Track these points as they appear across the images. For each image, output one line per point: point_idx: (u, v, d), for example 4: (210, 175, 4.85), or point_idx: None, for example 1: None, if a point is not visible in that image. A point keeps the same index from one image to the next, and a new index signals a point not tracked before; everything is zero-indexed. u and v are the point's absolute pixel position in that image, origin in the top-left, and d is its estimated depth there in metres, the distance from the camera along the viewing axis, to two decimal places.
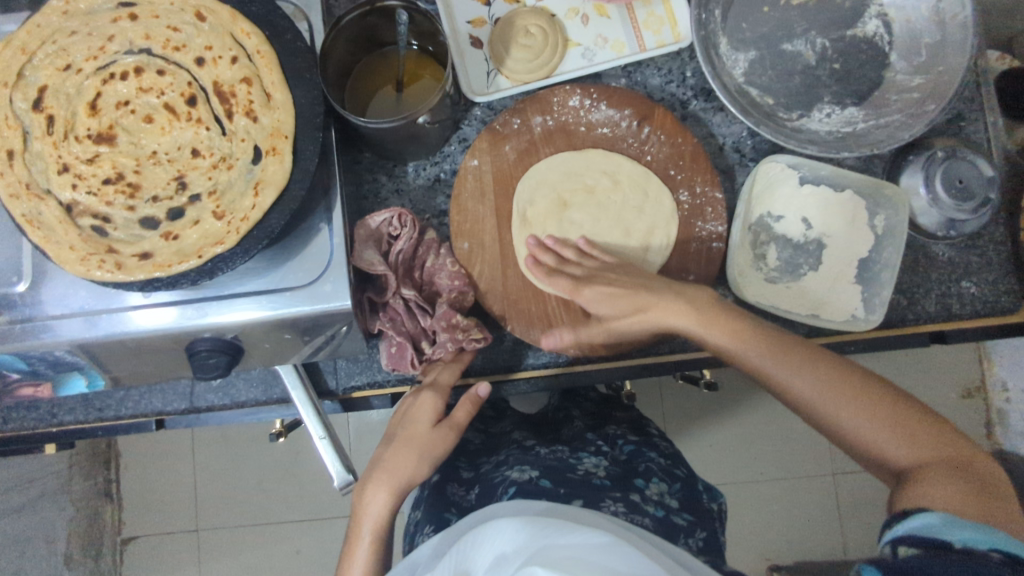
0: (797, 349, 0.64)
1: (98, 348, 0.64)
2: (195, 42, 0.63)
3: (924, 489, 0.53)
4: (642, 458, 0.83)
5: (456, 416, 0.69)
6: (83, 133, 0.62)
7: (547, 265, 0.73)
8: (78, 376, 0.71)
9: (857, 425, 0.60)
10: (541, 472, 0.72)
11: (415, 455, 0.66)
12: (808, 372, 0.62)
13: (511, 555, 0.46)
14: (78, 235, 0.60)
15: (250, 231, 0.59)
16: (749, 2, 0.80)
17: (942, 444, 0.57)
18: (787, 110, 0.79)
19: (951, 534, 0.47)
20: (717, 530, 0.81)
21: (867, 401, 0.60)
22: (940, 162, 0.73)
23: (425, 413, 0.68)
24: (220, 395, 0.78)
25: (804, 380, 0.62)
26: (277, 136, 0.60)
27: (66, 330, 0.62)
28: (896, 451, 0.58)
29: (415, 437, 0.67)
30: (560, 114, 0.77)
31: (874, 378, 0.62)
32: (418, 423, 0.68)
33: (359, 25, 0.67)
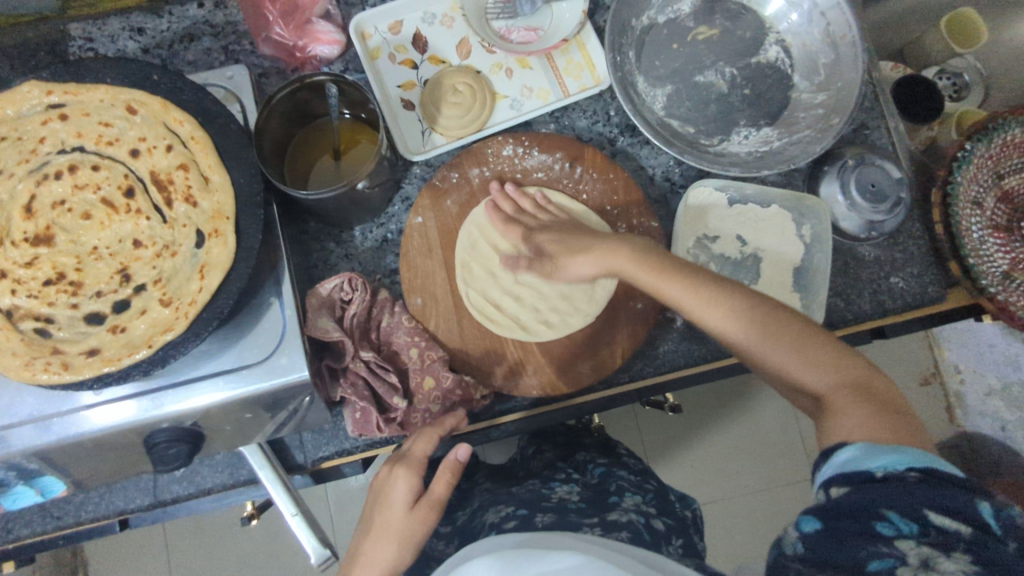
0: (712, 283, 0.63)
1: (52, 452, 0.63)
2: (128, 135, 0.64)
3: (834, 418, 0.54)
4: (614, 476, 0.85)
5: (432, 491, 0.66)
6: (18, 236, 0.61)
7: (505, 212, 0.78)
8: (28, 487, 0.68)
9: (769, 356, 0.59)
10: (518, 507, 0.72)
11: (392, 544, 0.64)
12: (720, 307, 0.61)
13: None
14: (20, 340, 0.59)
15: (199, 315, 0.59)
16: (658, 42, 0.86)
17: (850, 368, 0.58)
18: (708, 137, 0.84)
19: (870, 462, 0.48)
20: (696, 538, 0.82)
21: (777, 332, 0.59)
22: (852, 169, 0.78)
23: (398, 496, 0.65)
24: (185, 484, 0.75)
25: (718, 316, 0.61)
26: (218, 218, 0.61)
27: (15, 440, 0.60)
28: (810, 380, 0.58)
29: (391, 524, 0.64)
30: (495, 164, 0.81)
31: (784, 308, 0.61)
32: (392, 509, 0.65)
33: (291, 101, 0.69)
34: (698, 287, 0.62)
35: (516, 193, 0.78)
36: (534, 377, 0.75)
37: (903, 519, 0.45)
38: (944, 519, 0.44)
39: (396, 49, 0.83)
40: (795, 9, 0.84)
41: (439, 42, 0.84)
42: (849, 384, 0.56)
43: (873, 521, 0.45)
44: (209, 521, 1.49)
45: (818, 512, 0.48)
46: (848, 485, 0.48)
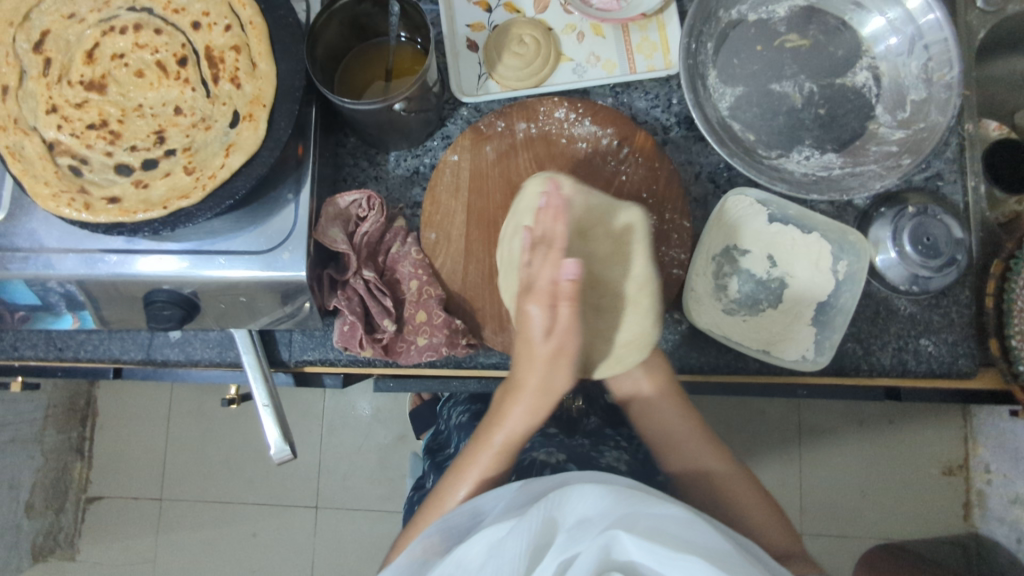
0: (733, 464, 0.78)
1: (58, 286, 0.67)
2: (195, 7, 0.66)
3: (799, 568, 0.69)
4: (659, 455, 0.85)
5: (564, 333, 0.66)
6: (75, 78, 0.65)
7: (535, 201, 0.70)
8: (70, 317, 0.73)
9: (742, 505, 0.75)
10: (568, 458, 0.77)
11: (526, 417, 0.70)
12: (716, 462, 0.78)
13: (596, 519, 0.55)
14: (54, 172, 0.62)
15: (216, 190, 0.61)
16: (743, 39, 0.82)
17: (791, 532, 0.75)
18: (767, 148, 0.80)
19: None
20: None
21: (758, 497, 0.76)
22: (911, 217, 0.73)
23: (533, 323, 0.66)
24: (176, 351, 0.78)
25: (715, 466, 0.78)
26: (255, 103, 0.63)
27: (31, 264, 0.65)
28: (752, 505, 0.75)
29: (519, 404, 0.68)
30: (544, 124, 0.77)
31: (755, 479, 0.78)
32: (514, 397, 0.69)
33: (354, 10, 0.69)
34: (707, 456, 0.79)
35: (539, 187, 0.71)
36: None
37: None
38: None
39: None
40: (897, 34, 0.79)
41: None
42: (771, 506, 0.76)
43: None
44: (211, 407, 1.58)
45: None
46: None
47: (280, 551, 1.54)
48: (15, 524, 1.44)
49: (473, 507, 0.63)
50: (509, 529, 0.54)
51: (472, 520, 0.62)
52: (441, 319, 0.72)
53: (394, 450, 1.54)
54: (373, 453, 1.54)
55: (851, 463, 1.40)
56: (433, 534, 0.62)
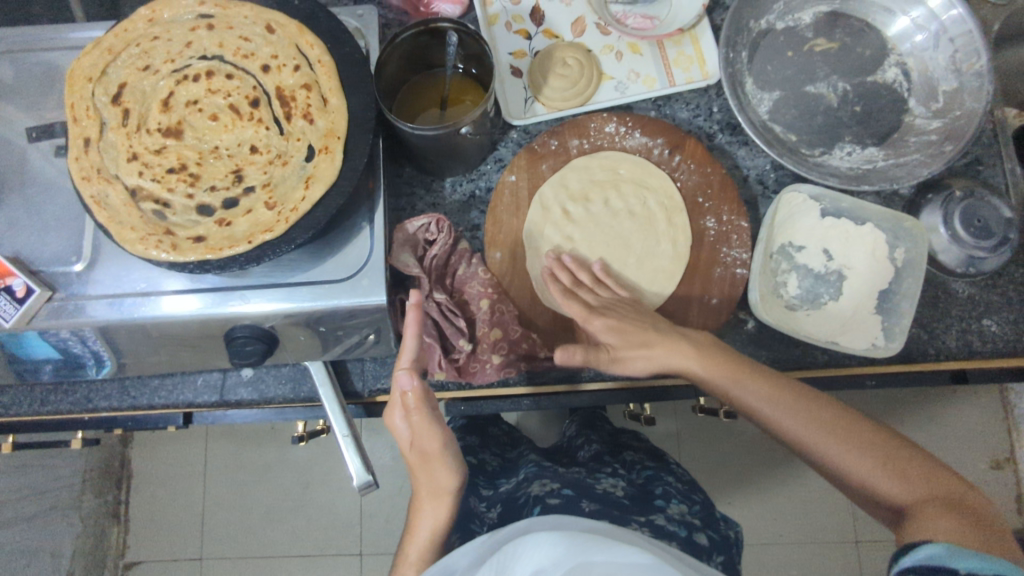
0: (822, 407, 0.66)
1: (119, 332, 0.67)
2: (263, 51, 0.69)
3: (922, 524, 0.56)
4: (660, 481, 0.88)
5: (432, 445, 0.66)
6: (153, 126, 0.67)
7: (562, 282, 0.74)
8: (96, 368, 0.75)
9: (845, 458, 0.63)
10: (564, 485, 0.78)
11: (798, 414, 0.66)
12: (796, 411, 0.66)
13: (551, 567, 0.50)
14: (139, 216, 0.64)
15: (299, 221, 0.63)
16: (773, 47, 0.86)
17: (935, 481, 0.60)
18: (810, 147, 0.83)
19: (954, 560, 0.49)
20: (737, 559, 0.83)
21: (855, 441, 0.64)
22: (959, 202, 0.76)
23: (426, 449, 0.66)
24: (250, 389, 0.80)
25: (792, 417, 0.66)
26: (331, 136, 0.65)
27: (96, 314, 0.65)
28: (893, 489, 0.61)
29: (422, 511, 0.69)
30: (596, 139, 0.81)
31: (860, 419, 0.66)
32: (432, 504, 0.68)
33: (413, 44, 0.72)
34: (837, 439, 0.64)
35: (573, 264, 0.75)
36: None
37: None
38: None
39: (513, 19, 0.86)
40: (922, 30, 0.83)
41: (555, 16, 0.86)
42: (930, 494, 0.59)
43: None
44: (248, 457, 1.56)
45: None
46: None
47: None
48: None
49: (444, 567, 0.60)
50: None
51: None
52: (518, 333, 0.76)
53: None
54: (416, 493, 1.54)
55: None
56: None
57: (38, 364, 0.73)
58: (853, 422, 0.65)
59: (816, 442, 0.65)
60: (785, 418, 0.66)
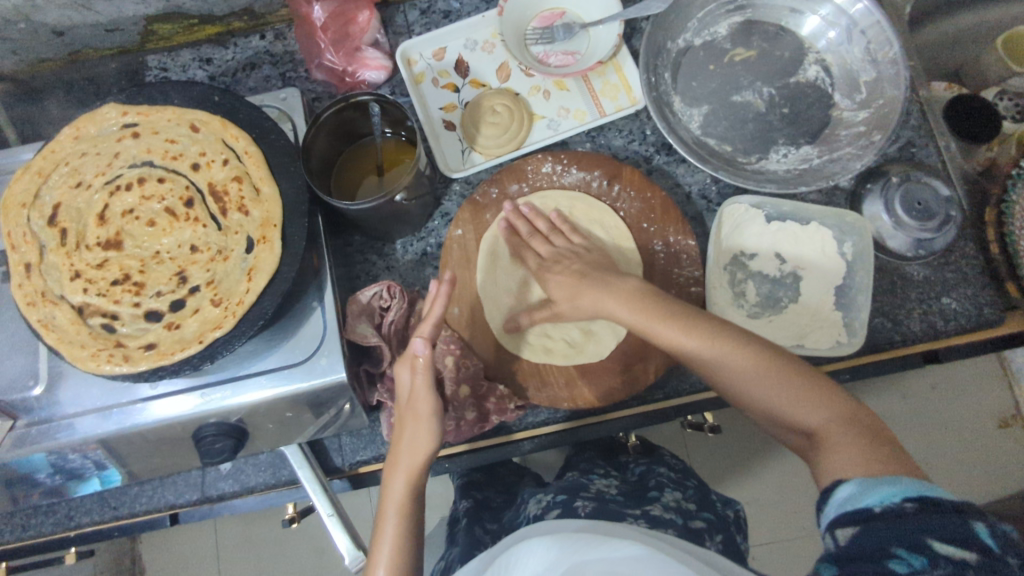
0: (732, 332, 0.63)
1: (116, 441, 0.68)
2: (191, 150, 0.69)
3: (831, 453, 0.54)
4: (653, 474, 0.87)
5: (425, 441, 0.66)
6: (92, 241, 0.68)
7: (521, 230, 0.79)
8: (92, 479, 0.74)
9: (757, 384, 0.61)
10: (558, 493, 0.78)
11: (714, 339, 0.63)
12: (711, 334, 0.63)
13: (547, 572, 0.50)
14: (88, 333, 0.64)
15: (246, 314, 0.63)
16: (695, 62, 0.87)
17: (837, 403, 0.58)
18: (745, 155, 0.84)
19: (866, 498, 0.47)
20: (740, 539, 0.81)
21: (764, 363, 0.61)
22: (897, 186, 0.76)
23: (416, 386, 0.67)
24: (231, 481, 0.79)
25: (711, 343, 0.62)
26: (267, 225, 0.66)
27: (83, 428, 0.66)
28: (803, 416, 0.58)
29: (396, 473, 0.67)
30: (534, 181, 0.82)
31: (768, 346, 0.63)
32: (405, 504, 0.66)
33: (338, 119, 0.73)
34: (759, 371, 0.61)
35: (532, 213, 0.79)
36: (565, 390, 0.75)
37: (910, 553, 0.42)
38: (956, 550, 0.41)
39: (439, 74, 0.87)
40: (833, 27, 0.85)
41: (479, 66, 0.88)
42: (842, 416, 0.57)
43: (886, 558, 0.42)
44: (259, 535, 1.54)
45: (836, 558, 0.45)
46: (854, 525, 0.46)
47: None
48: None
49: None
50: None
51: None
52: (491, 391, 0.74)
53: None
54: None
55: (914, 442, 1.34)
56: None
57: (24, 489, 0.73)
58: (762, 345, 0.62)
59: (730, 374, 0.62)
60: (715, 353, 0.62)
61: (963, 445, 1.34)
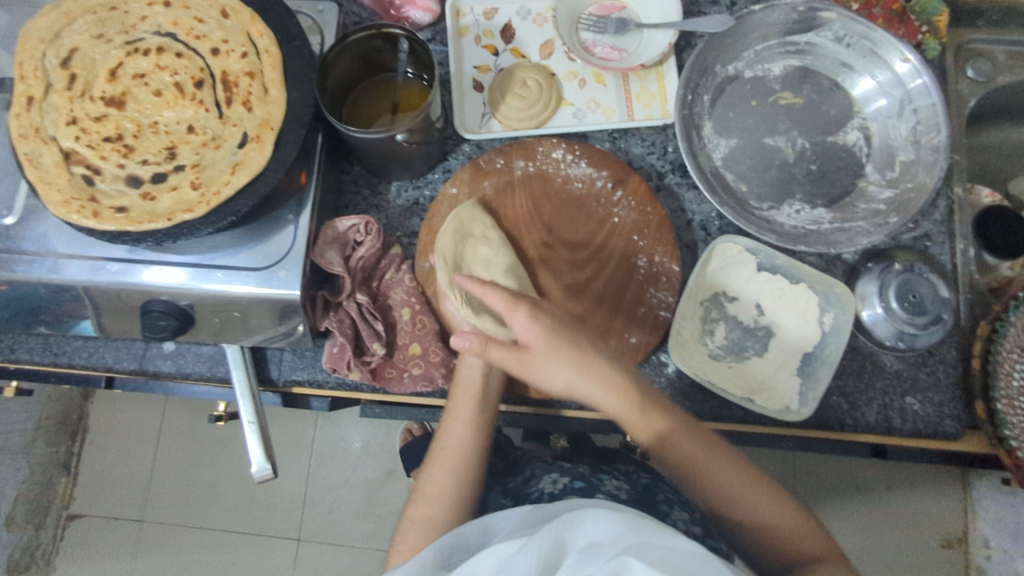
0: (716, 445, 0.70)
1: (69, 293, 0.69)
2: (215, 34, 0.70)
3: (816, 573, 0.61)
4: (660, 485, 0.84)
5: (474, 374, 0.72)
6: (97, 94, 0.69)
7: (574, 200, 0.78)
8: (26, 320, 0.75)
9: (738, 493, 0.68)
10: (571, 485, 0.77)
11: (704, 453, 0.69)
12: (707, 451, 0.69)
13: (607, 543, 0.52)
14: (67, 178, 0.65)
15: (219, 206, 0.64)
16: (739, 94, 0.85)
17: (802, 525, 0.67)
18: (759, 200, 0.82)
19: None
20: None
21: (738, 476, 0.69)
22: (897, 274, 0.74)
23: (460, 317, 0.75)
24: (170, 363, 0.79)
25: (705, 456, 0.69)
26: (265, 127, 0.66)
27: (36, 268, 0.67)
28: (783, 527, 0.66)
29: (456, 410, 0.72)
30: (542, 163, 0.79)
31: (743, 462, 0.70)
32: (463, 450, 0.71)
33: (365, 46, 0.73)
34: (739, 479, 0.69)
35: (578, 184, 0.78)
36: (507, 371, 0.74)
37: None
38: None
39: (483, 33, 0.87)
40: (886, 95, 0.82)
41: (525, 36, 0.87)
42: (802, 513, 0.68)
43: None
44: (199, 430, 1.67)
45: None
46: None
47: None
48: None
49: (484, 524, 0.62)
50: (516, 545, 0.54)
51: (483, 538, 0.62)
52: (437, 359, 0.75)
53: (381, 485, 1.63)
54: (359, 487, 1.63)
55: (848, 532, 1.33)
56: (445, 542, 0.62)
57: None
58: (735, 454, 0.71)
59: (713, 479, 0.69)
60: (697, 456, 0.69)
61: (899, 554, 1.31)
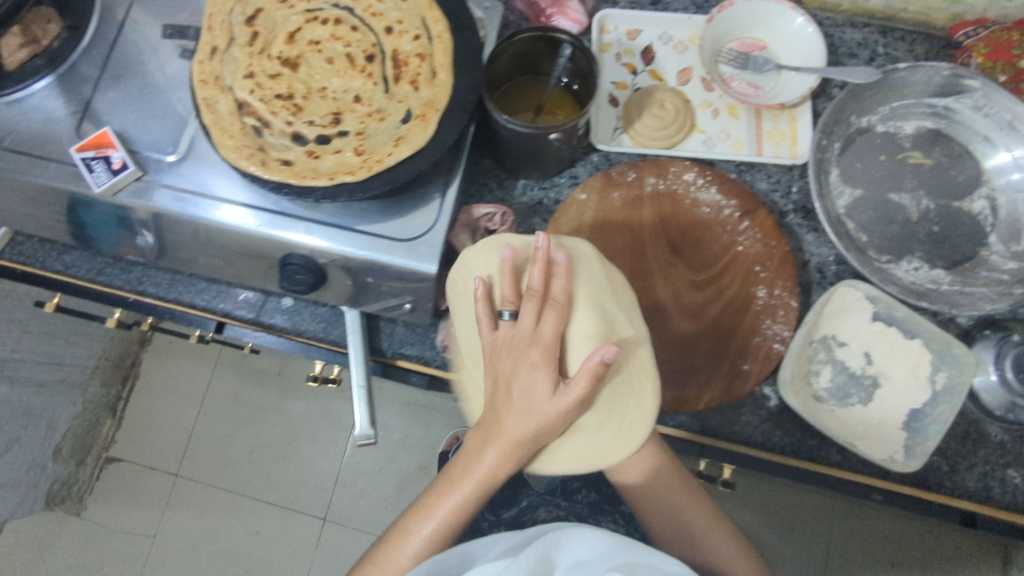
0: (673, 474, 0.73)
1: (171, 223, 0.72)
2: (391, 14, 0.73)
3: None
4: None
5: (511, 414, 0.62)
6: (275, 53, 0.72)
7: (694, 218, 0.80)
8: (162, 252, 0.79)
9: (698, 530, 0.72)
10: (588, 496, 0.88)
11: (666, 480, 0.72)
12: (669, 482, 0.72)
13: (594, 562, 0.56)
14: (240, 128, 0.68)
15: (380, 174, 0.66)
16: (869, 147, 0.86)
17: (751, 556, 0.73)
18: (877, 252, 0.83)
19: None
20: None
21: (697, 509, 0.73)
22: (1015, 346, 0.74)
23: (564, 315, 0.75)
24: (287, 317, 0.82)
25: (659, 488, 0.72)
26: (430, 107, 0.69)
27: (160, 200, 0.70)
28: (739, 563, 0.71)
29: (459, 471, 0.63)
30: (672, 182, 0.81)
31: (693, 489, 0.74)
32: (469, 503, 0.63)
33: (528, 46, 0.76)
34: (695, 517, 0.72)
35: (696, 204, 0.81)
36: None
37: None
38: None
39: (624, 52, 0.89)
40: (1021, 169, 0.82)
41: (665, 61, 0.89)
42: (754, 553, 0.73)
43: None
44: (247, 396, 1.70)
45: None
46: None
47: (279, 554, 1.61)
48: (41, 465, 1.55)
49: (464, 552, 0.60)
50: (502, 562, 0.56)
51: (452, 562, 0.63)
52: None
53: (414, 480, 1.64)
54: (392, 478, 1.64)
55: None
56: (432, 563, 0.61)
57: (118, 238, 0.78)
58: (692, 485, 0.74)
59: (677, 514, 0.72)
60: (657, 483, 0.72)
61: None
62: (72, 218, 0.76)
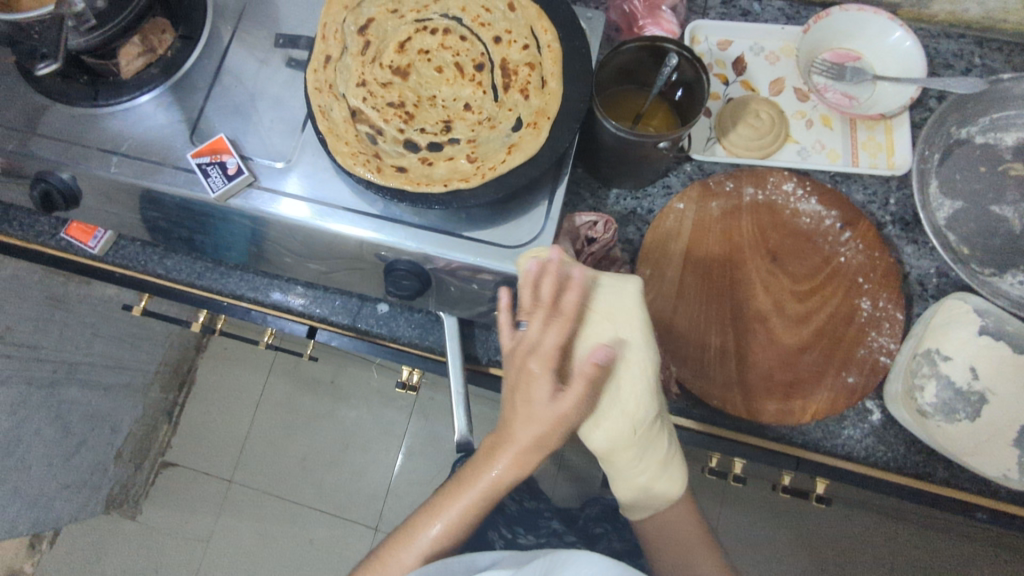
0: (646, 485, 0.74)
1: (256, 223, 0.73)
2: (499, 24, 0.74)
3: None
4: None
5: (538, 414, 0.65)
6: (386, 62, 0.73)
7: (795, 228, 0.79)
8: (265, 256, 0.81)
9: None
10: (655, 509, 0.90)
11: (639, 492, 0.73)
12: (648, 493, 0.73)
13: None
14: (355, 134, 0.70)
15: (493, 180, 0.67)
16: (968, 158, 0.85)
17: None
18: (980, 264, 0.81)
19: None
20: None
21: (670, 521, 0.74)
22: None
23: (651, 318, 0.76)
24: (382, 323, 0.83)
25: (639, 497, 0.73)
26: (541, 115, 0.69)
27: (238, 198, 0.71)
28: None
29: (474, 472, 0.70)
30: (771, 193, 0.81)
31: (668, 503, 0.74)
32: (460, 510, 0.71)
33: (633, 56, 0.76)
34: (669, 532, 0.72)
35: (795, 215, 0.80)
36: (720, 387, 0.74)
37: None
38: None
39: (715, 63, 0.89)
40: None
41: (756, 71, 0.89)
42: None
43: None
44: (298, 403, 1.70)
45: None
46: None
47: (332, 561, 1.61)
48: (103, 469, 1.56)
49: (469, 561, 0.68)
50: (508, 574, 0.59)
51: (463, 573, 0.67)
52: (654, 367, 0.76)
53: None
54: None
55: None
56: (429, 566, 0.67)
57: (224, 242, 0.80)
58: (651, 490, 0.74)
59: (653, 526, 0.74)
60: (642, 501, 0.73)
61: None
62: (183, 224, 0.78)
